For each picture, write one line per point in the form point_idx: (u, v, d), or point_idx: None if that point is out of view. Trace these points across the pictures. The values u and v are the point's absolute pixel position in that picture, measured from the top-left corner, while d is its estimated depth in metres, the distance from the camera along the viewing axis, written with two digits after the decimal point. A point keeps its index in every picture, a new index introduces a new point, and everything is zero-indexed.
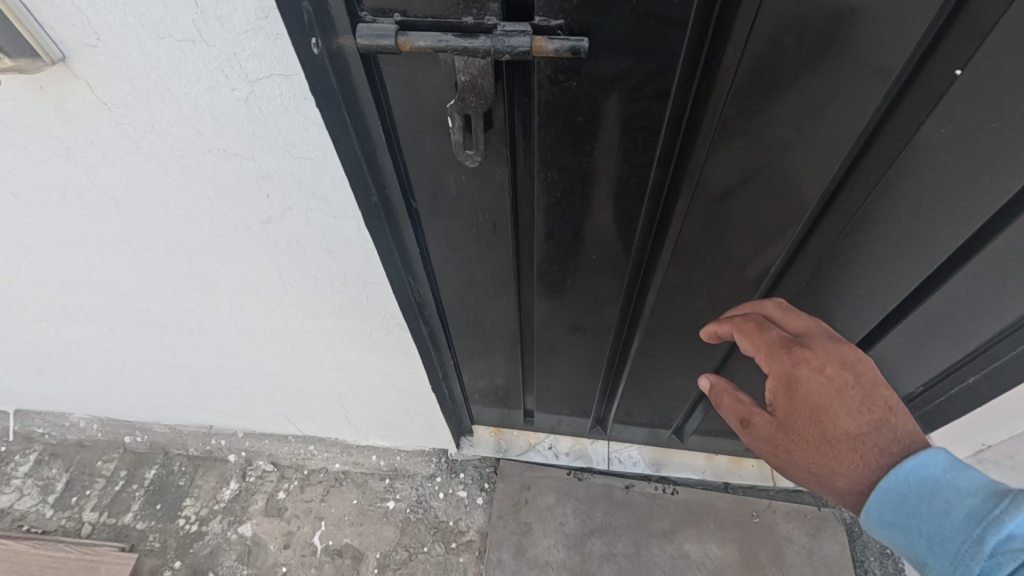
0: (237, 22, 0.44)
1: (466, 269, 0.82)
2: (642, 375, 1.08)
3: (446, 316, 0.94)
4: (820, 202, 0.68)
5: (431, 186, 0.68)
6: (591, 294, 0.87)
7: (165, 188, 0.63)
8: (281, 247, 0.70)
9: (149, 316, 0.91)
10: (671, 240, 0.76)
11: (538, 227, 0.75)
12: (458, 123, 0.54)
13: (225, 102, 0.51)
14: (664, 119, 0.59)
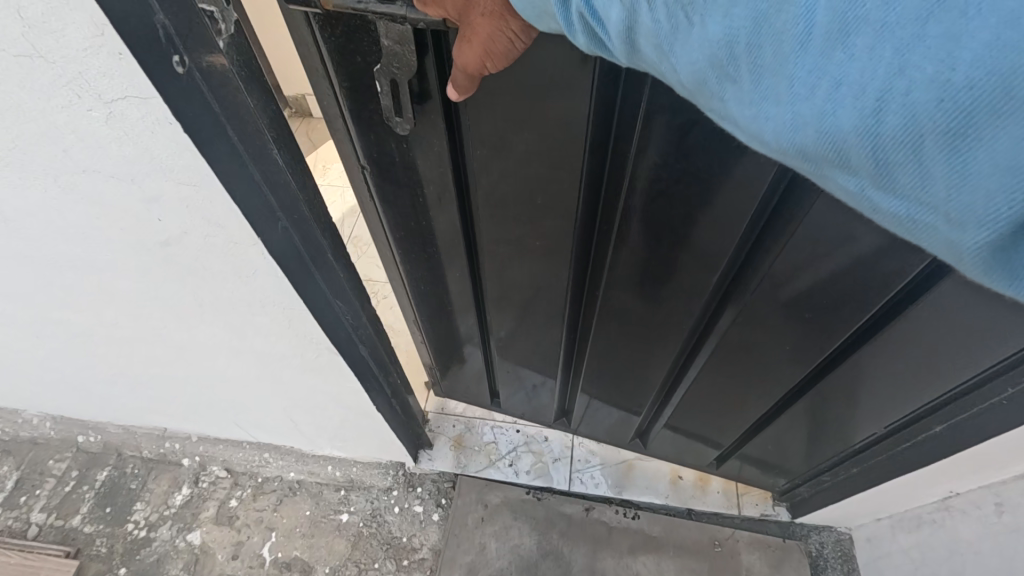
0: (73, 37, 0.38)
1: (421, 226, 0.87)
2: (599, 369, 1.08)
3: (408, 273, 1.00)
4: (761, 214, 0.65)
5: (377, 141, 0.74)
6: (536, 277, 0.90)
7: (51, 205, 0.57)
8: (187, 269, 0.65)
9: (72, 326, 0.86)
10: (612, 228, 0.77)
11: (482, 204, 0.79)
12: (386, 89, 0.63)
13: (86, 122, 0.45)
14: (588, 103, 0.61)
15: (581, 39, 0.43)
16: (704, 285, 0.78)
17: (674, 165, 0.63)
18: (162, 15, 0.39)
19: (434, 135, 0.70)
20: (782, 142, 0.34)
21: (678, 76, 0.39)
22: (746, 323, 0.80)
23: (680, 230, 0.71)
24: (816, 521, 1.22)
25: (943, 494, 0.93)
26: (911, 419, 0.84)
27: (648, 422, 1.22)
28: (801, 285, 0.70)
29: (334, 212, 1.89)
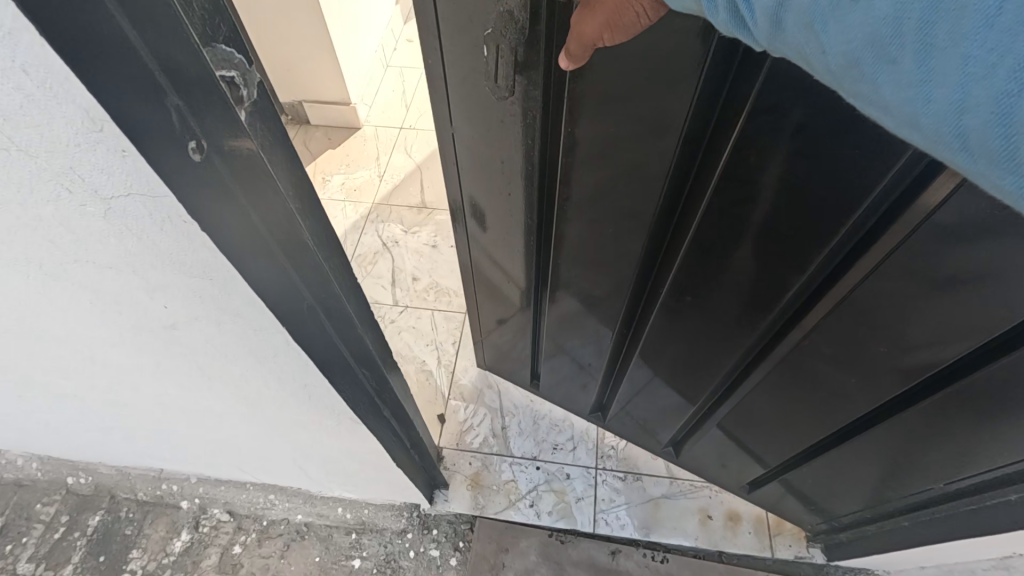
0: (62, 131, 0.29)
1: (494, 195, 0.87)
2: (645, 371, 1.05)
3: (478, 236, 1.01)
4: (853, 238, 0.59)
5: (468, 104, 0.75)
6: (596, 267, 0.88)
7: (33, 289, 0.49)
8: (195, 349, 0.57)
9: (58, 390, 0.77)
10: (687, 227, 0.72)
11: (559, 186, 0.77)
12: (491, 55, 0.65)
13: (78, 217, 0.37)
14: (691, 94, 0.56)
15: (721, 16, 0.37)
16: (771, 302, 0.72)
17: (769, 170, 0.58)
18: (177, 98, 0.31)
19: (522, 108, 0.69)
20: (942, 132, 0.29)
21: (821, 61, 0.34)
22: (812, 353, 0.75)
23: (758, 241, 0.66)
24: (854, 564, 1.17)
25: (1003, 554, 0.88)
26: (980, 484, 0.78)
27: (685, 433, 1.18)
28: (884, 322, 0.64)
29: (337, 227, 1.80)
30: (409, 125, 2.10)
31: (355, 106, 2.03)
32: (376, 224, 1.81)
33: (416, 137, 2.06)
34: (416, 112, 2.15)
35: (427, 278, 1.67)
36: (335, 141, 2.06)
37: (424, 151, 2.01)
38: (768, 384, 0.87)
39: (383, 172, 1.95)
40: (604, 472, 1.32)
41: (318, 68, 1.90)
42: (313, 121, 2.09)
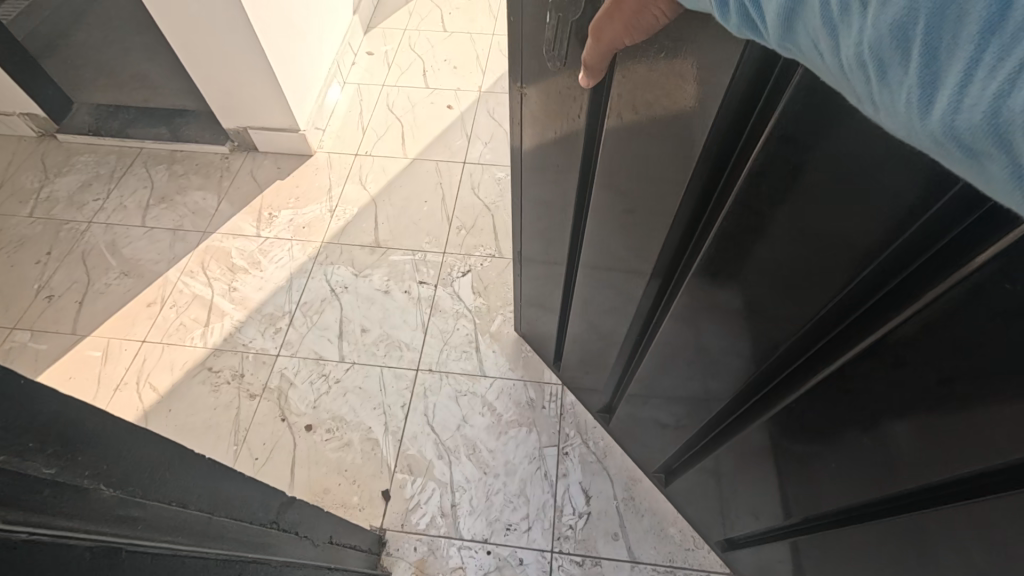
0: None
1: (546, 156, 0.90)
2: (648, 384, 1.01)
3: (529, 195, 1.03)
4: (864, 306, 0.51)
5: (539, 64, 0.78)
6: (615, 257, 0.86)
7: None
8: None
9: None
10: (700, 244, 0.67)
11: (599, 163, 0.77)
12: (553, 23, 0.67)
13: None
14: (719, 105, 0.51)
15: (733, 19, 0.32)
16: (765, 353, 0.65)
17: (777, 204, 0.51)
18: None
19: (576, 83, 0.71)
20: (944, 140, 0.22)
21: (823, 66, 0.28)
22: (795, 422, 0.68)
23: (758, 281, 0.59)
24: None
25: None
26: None
27: (677, 462, 1.13)
28: (872, 412, 0.56)
29: (283, 271, 1.66)
30: (365, 152, 1.96)
31: (305, 132, 1.88)
32: (324, 268, 1.67)
33: (372, 165, 1.92)
34: (373, 136, 2.01)
35: (377, 329, 1.55)
36: (284, 170, 1.91)
37: (379, 182, 1.87)
38: (754, 441, 0.79)
39: (335, 206, 1.81)
40: (560, 557, 1.22)
41: (259, 91, 1.74)
42: (262, 149, 1.94)
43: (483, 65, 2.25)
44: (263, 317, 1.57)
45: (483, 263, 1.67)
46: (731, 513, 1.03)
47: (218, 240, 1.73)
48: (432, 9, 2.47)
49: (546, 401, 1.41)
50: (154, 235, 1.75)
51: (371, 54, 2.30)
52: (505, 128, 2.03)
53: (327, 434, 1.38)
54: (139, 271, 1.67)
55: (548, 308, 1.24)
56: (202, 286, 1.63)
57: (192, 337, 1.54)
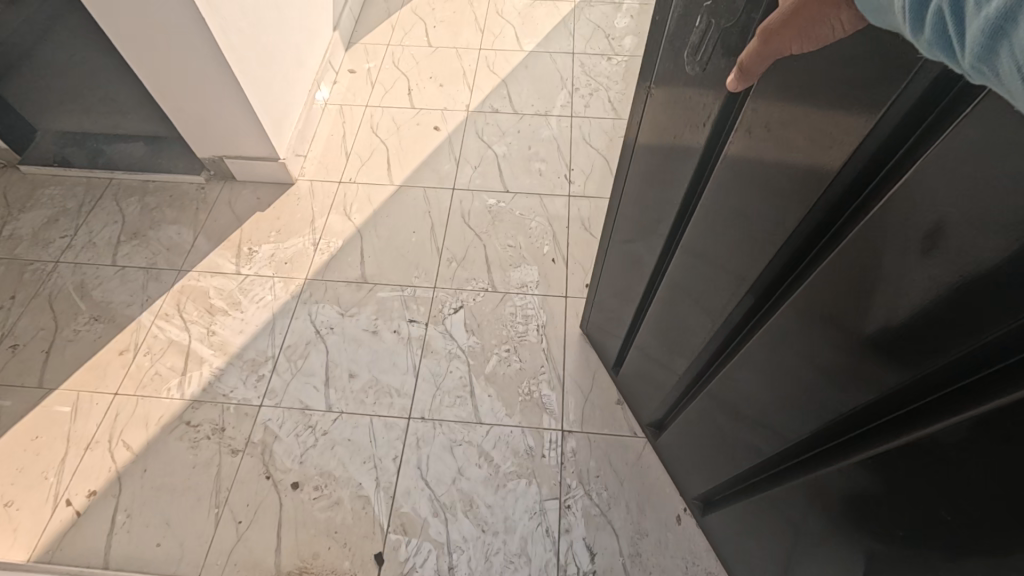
0: None
1: (660, 159, 0.90)
2: (710, 406, 1.01)
3: (633, 193, 1.04)
4: (969, 374, 0.52)
5: (670, 69, 0.79)
6: (707, 272, 0.87)
7: None
8: None
9: None
10: (801, 279, 0.68)
11: (712, 177, 0.78)
12: (702, 27, 0.66)
13: None
14: (864, 142, 0.51)
15: (925, 36, 0.31)
16: (856, 398, 0.65)
17: (895, 255, 0.52)
18: None
19: (711, 92, 0.70)
20: None
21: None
22: (870, 473, 0.68)
23: (855, 326, 0.60)
24: None
25: None
26: None
27: (721, 491, 1.13)
28: (957, 482, 0.56)
29: (265, 312, 1.58)
30: (348, 179, 1.87)
31: (285, 161, 1.79)
32: (308, 307, 1.59)
33: (357, 193, 1.83)
34: (356, 162, 1.92)
35: (366, 374, 1.47)
36: (263, 201, 1.81)
37: (364, 212, 1.79)
38: (817, 485, 0.79)
39: (318, 239, 1.72)
40: None
41: (229, 117, 1.64)
42: (240, 178, 1.85)
43: (469, 81, 2.17)
44: (243, 363, 1.49)
45: (476, 298, 1.60)
46: (770, 554, 1.02)
47: (194, 279, 1.64)
48: (417, 24, 2.39)
49: (546, 449, 1.35)
50: (126, 274, 1.65)
51: (353, 72, 2.20)
52: (495, 150, 1.95)
53: (314, 492, 1.30)
54: (111, 315, 1.57)
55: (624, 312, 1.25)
56: (178, 330, 1.54)
57: (169, 388, 1.45)
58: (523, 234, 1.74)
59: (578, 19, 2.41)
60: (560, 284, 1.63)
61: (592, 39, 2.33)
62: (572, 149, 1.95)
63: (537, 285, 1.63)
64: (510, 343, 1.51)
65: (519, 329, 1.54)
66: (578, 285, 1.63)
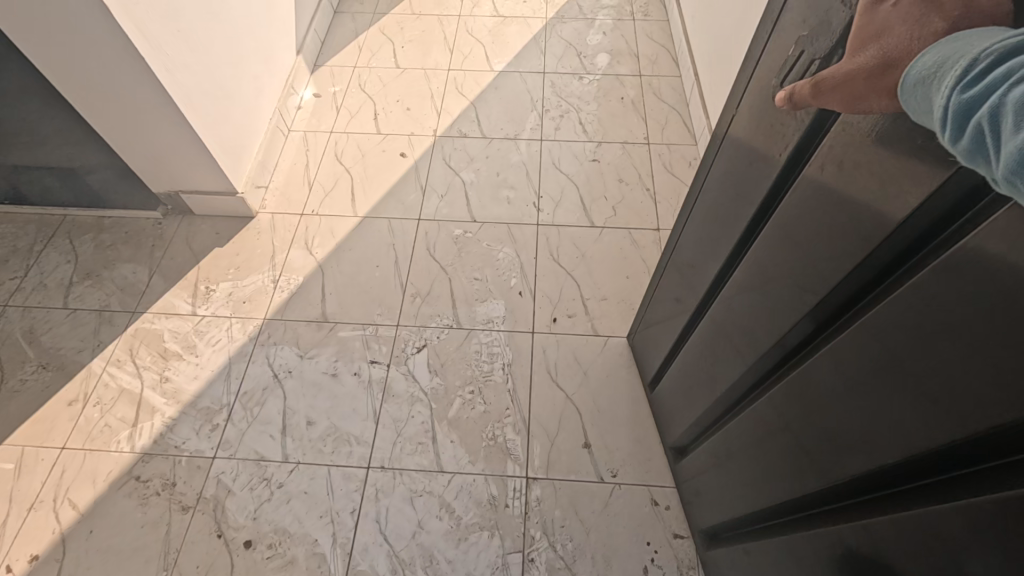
0: None
1: (732, 184, 0.89)
2: (731, 440, 1.01)
3: (701, 212, 1.03)
4: (984, 458, 0.51)
5: (757, 89, 0.77)
6: (754, 301, 0.85)
7: None
8: None
9: None
10: (840, 328, 0.67)
11: (778, 206, 0.76)
12: (797, 56, 0.66)
13: None
14: (941, 194, 0.50)
15: (963, 144, 0.34)
16: (875, 455, 0.63)
17: (941, 319, 0.52)
18: None
19: (790, 121, 0.70)
20: None
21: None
22: (878, 537, 0.66)
23: (885, 383, 0.60)
24: None
25: None
26: None
27: (726, 532, 1.11)
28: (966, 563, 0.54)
29: (222, 356, 1.52)
30: (311, 212, 1.81)
31: (243, 195, 1.74)
32: (267, 349, 1.53)
33: (319, 226, 1.78)
34: (320, 193, 1.86)
35: (324, 422, 1.42)
36: (223, 236, 1.75)
37: (326, 245, 1.73)
38: (823, 538, 0.77)
39: (278, 275, 1.67)
40: None
41: (181, 154, 1.58)
42: (198, 212, 1.79)
43: (437, 105, 2.12)
44: (197, 413, 1.43)
45: (441, 336, 1.55)
46: None
47: (148, 322, 1.58)
48: (384, 44, 2.33)
49: (509, 498, 1.30)
50: (77, 317, 1.59)
51: (318, 97, 2.15)
52: (463, 177, 1.90)
53: (268, 550, 1.25)
54: (61, 363, 1.51)
55: (670, 329, 1.24)
56: (130, 378, 1.49)
57: (118, 441, 1.39)
58: (490, 266, 1.69)
59: (550, 36, 2.36)
60: (527, 318, 1.58)
61: (564, 57, 2.28)
62: (541, 175, 1.90)
63: (503, 320, 1.58)
64: (474, 384, 1.46)
65: (483, 369, 1.49)
66: (546, 319, 1.58)
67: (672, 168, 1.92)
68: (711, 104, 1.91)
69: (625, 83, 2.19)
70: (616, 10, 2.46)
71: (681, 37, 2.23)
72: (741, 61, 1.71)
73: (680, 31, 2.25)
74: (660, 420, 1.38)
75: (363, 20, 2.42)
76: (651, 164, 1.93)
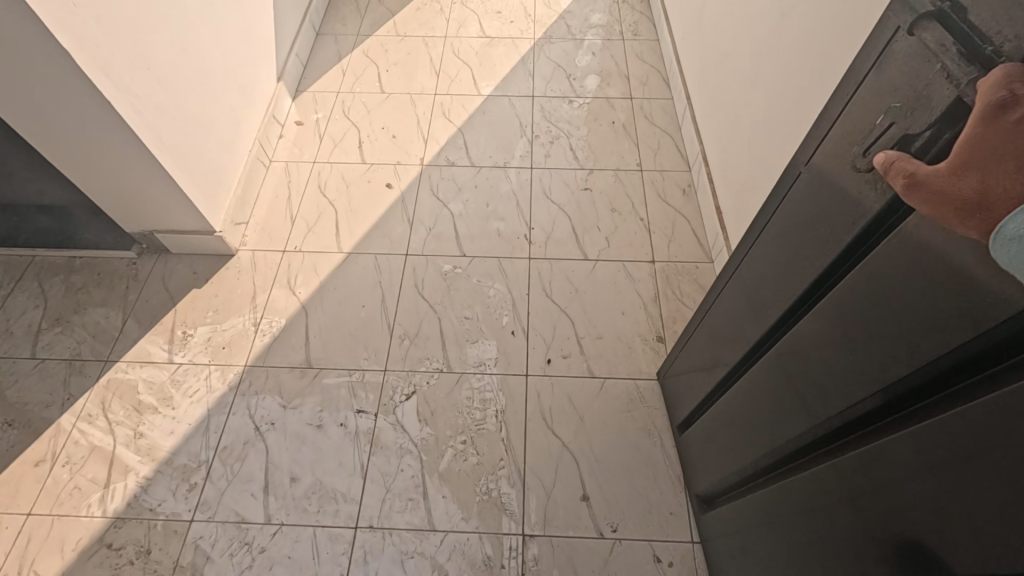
0: None
1: (787, 244, 0.81)
2: (763, 505, 0.95)
3: (745, 261, 0.96)
4: None
5: (821, 147, 0.71)
6: (804, 369, 0.79)
7: None
8: None
9: None
10: (906, 419, 0.61)
11: (841, 274, 0.70)
12: (880, 127, 0.59)
13: None
14: None
15: None
16: (934, 562, 0.58)
17: None
18: None
19: (859, 189, 0.64)
20: None
21: None
22: None
23: (955, 491, 0.55)
24: None
25: None
26: None
27: None
28: None
29: (199, 408, 1.45)
30: (294, 247, 1.75)
31: (223, 233, 1.67)
32: (247, 399, 1.46)
33: (302, 263, 1.71)
34: (303, 228, 1.80)
35: (309, 477, 1.35)
36: (201, 276, 1.68)
37: (310, 284, 1.67)
38: None
39: (259, 318, 1.60)
40: None
41: (158, 194, 1.50)
42: (174, 250, 1.71)
43: (423, 132, 2.06)
44: (174, 471, 1.35)
45: (430, 382, 1.48)
46: None
47: (121, 371, 1.50)
48: (368, 67, 2.27)
49: (505, 557, 1.24)
50: (45, 368, 1.50)
51: (300, 124, 2.08)
52: (452, 209, 1.84)
53: None
54: (26, 419, 1.42)
55: (704, 377, 1.18)
56: (102, 434, 1.40)
57: (89, 505, 1.31)
58: (480, 304, 1.63)
59: (538, 58, 2.31)
60: (520, 360, 1.52)
61: (553, 80, 2.23)
62: (532, 205, 1.85)
63: (495, 362, 1.52)
64: (466, 433, 1.40)
65: (476, 416, 1.43)
66: (540, 360, 1.52)
67: (665, 195, 1.88)
68: (704, 129, 1.86)
69: (616, 106, 2.14)
70: (604, 30, 2.42)
71: (671, 59, 2.19)
72: (730, 89, 1.67)
73: (670, 53, 2.21)
74: (687, 466, 1.32)
75: (346, 42, 2.36)
76: (644, 192, 1.88)
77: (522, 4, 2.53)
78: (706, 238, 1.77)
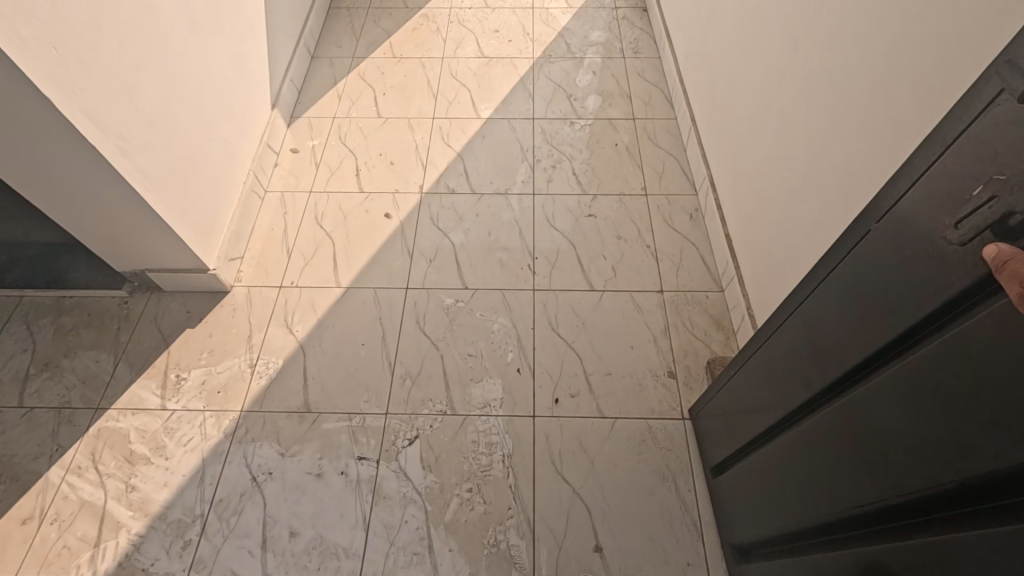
0: None
1: (858, 297, 0.75)
2: (810, 566, 0.90)
3: (805, 306, 0.89)
4: None
5: (906, 201, 0.66)
6: (871, 435, 0.73)
7: None
8: None
9: None
10: (995, 510, 0.56)
11: (921, 339, 0.64)
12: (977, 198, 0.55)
13: None
14: None
15: None
16: None
17: None
18: None
19: (950, 254, 0.59)
20: None
21: None
22: None
23: None
24: None
25: None
26: None
27: None
28: None
29: (193, 457, 1.39)
30: (290, 284, 1.69)
31: (214, 270, 1.61)
32: (244, 448, 1.40)
33: (299, 300, 1.66)
34: (300, 262, 1.74)
35: (309, 531, 1.29)
36: (194, 315, 1.62)
37: (307, 322, 1.61)
38: None
39: (255, 359, 1.54)
40: None
41: (144, 235, 1.44)
42: (167, 288, 1.66)
43: (421, 158, 2.01)
44: (167, 527, 1.29)
45: (433, 426, 1.42)
46: None
47: (112, 419, 1.45)
48: (365, 91, 2.22)
49: None
50: (33, 418, 1.45)
51: (295, 152, 2.03)
52: (452, 239, 1.79)
53: None
54: (12, 473, 1.36)
55: (745, 422, 1.12)
56: (92, 488, 1.35)
57: (79, 566, 1.25)
58: (484, 340, 1.58)
59: (537, 78, 2.27)
60: (527, 400, 1.46)
61: (553, 100, 2.19)
62: (535, 233, 1.79)
63: (501, 403, 1.46)
64: (472, 481, 1.34)
65: (482, 462, 1.37)
66: (548, 400, 1.47)
67: (672, 221, 1.82)
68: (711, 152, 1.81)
69: (618, 127, 2.09)
70: (604, 48, 2.38)
71: (674, 77, 2.14)
72: (738, 113, 1.62)
73: (673, 72, 2.17)
74: (721, 511, 1.26)
75: (341, 66, 2.31)
76: (650, 218, 1.83)
77: (520, 23, 2.49)
78: (716, 265, 1.71)
